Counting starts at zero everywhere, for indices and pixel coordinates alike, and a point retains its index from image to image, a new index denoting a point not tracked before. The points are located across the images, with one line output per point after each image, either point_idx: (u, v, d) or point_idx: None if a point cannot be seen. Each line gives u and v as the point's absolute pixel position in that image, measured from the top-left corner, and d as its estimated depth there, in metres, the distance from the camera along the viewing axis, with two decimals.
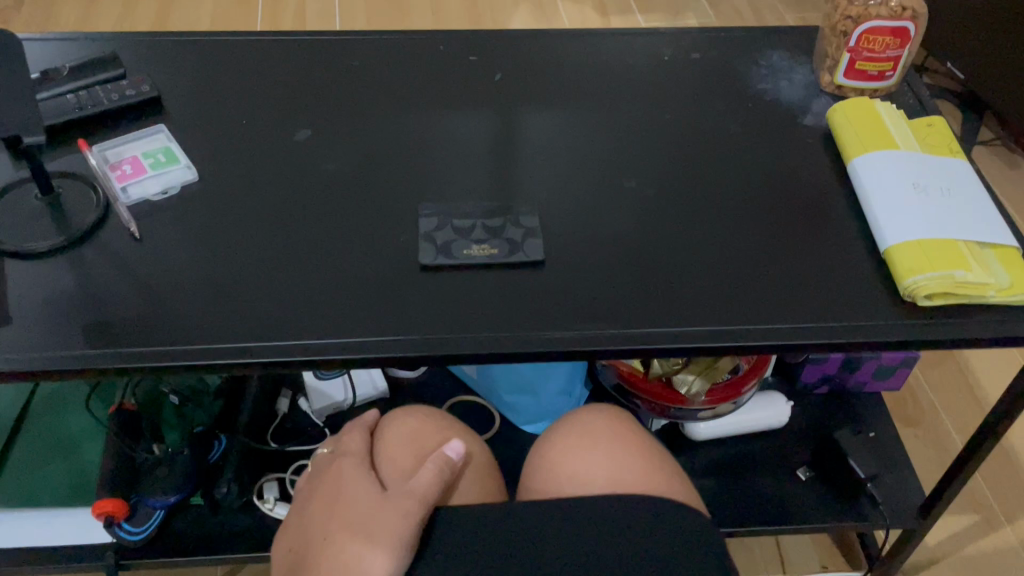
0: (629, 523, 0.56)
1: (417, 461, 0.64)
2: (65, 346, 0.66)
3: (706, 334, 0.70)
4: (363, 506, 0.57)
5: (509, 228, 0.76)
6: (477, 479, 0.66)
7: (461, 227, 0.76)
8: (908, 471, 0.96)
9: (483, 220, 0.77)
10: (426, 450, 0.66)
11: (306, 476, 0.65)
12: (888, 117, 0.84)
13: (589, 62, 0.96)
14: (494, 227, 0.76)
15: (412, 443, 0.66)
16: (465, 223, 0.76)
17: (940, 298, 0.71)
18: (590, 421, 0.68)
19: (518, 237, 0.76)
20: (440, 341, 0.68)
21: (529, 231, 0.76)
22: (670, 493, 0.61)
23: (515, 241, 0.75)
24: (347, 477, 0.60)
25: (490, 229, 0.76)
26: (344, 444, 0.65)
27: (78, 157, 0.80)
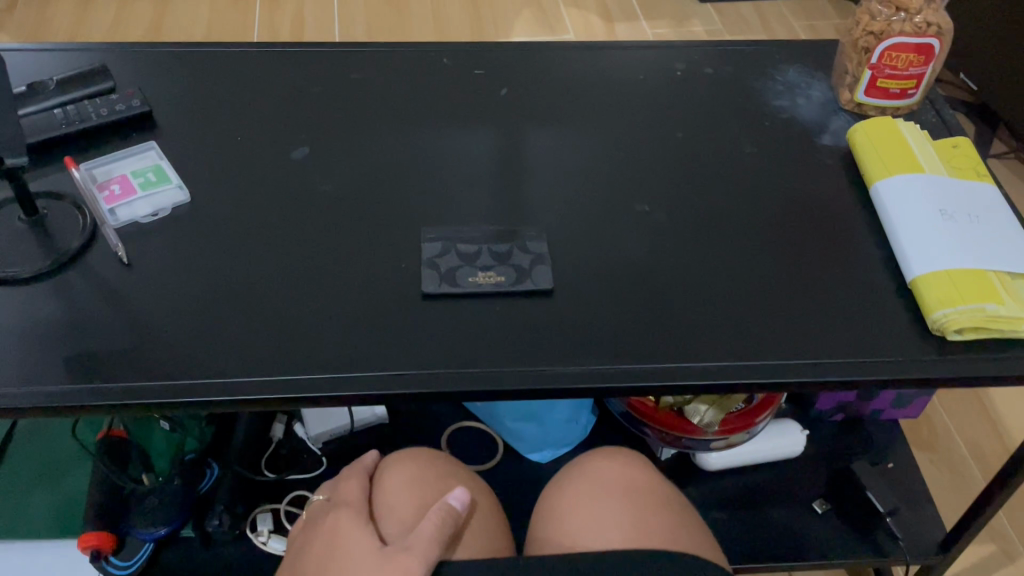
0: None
1: (418, 513, 0.61)
2: (46, 381, 0.63)
3: (724, 369, 0.66)
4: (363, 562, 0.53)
5: (516, 254, 0.73)
6: (483, 528, 0.63)
7: (466, 253, 0.72)
8: (927, 503, 0.92)
9: (489, 245, 0.73)
10: (428, 501, 0.63)
11: (302, 528, 0.62)
12: (912, 138, 0.80)
13: (599, 77, 0.92)
14: (501, 253, 0.73)
15: (412, 490, 0.64)
16: (470, 249, 0.73)
17: (971, 333, 0.67)
18: (605, 465, 0.65)
19: (527, 264, 0.72)
20: (444, 377, 0.65)
21: (537, 258, 0.73)
22: (689, 546, 0.57)
23: (523, 269, 0.72)
24: (346, 528, 0.57)
25: (497, 255, 0.72)
26: (341, 492, 0.63)
27: (63, 176, 0.76)
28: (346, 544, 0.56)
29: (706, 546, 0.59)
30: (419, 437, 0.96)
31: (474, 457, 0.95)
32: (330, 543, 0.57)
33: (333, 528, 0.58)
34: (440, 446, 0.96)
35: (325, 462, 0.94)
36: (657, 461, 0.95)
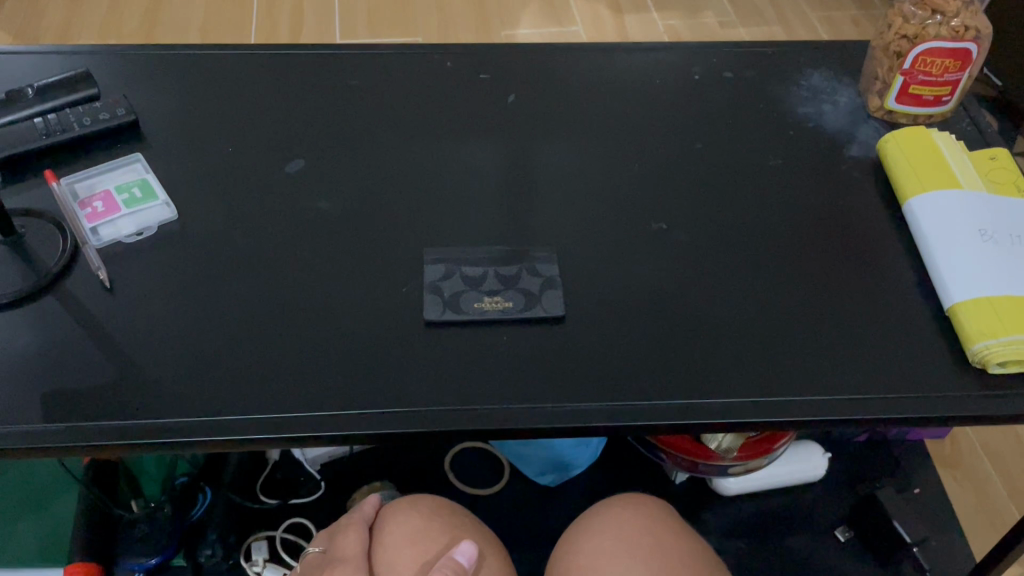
0: None
1: (419, 569, 0.58)
2: (21, 420, 0.58)
3: (749, 406, 0.62)
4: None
5: (524, 277, 0.68)
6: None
7: (472, 277, 0.68)
8: (955, 531, 0.88)
9: (496, 268, 0.69)
10: (431, 553, 0.59)
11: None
12: (946, 150, 0.75)
13: (612, 82, 0.87)
14: (508, 276, 0.68)
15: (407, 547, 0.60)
16: (476, 272, 0.68)
17: (1014, 366, 0.62)
18: (622, 516, 0.60)
19: (536, 289, 0.68)
20: (449, 415, 0.60)
21: (547, 281, 0.68)
22: None
23: (533, 294, 0.67)
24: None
25: (504, 279, 0.68)
26: (340, 546, 0.61)
27: (43, 192, 0.72)
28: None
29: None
30: (422, 459, 0.92)
31: (479, 479, 0.91)
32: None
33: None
34: (444, 467, 0.92)
35: (323, 485, 0.90)
36: (671, 486, 0.90)
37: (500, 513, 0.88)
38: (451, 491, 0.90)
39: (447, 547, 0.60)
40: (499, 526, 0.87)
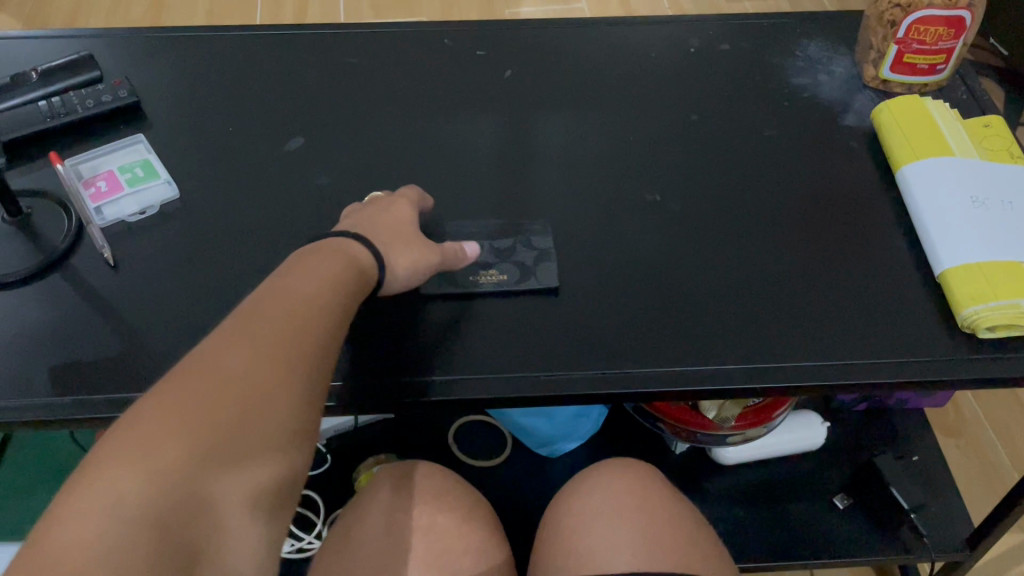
0: None
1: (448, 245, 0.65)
2: (31, 393, 0.60)
3: (740, 372, 0.63)
4: (278, 391, 0.43)
5: (519, 250, 0.70)
6: (481, 567, 0.64)
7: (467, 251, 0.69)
8: (955, 496, 0.89)
9: (492, 241, 0.70)
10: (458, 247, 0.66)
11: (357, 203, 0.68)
12: (940, 117, 0.75)
13: (609, 56, 0.87)
14: (503, 249, 0.69)
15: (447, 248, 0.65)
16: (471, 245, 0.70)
17: (1004, 330, 0.63)
18: (613, 481, 0.62)
19: (531, 261, 0.69)
20: (446, 384, 0.62)
21: (541, 253, 0.69)
22: (690, 566, 0.55)
23: (527, 265, 0.69)
24: (294, 324, 0.47)
25: (499, 252, 0.69)
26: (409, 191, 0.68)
27: (49, 173, 0.74)
28: (269, 335, 0.45)
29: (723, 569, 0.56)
30: (427, 431, 0.94)
31: (482, 451, 0.93)
32: (255, 311, 0.46)
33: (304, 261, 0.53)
34: (448, 439, 0.93)
35: (330, 458, 0.91)
36: (671, 455, 0.92)
37: (502, 483, 0.90)
38: (454, 462, 0.92)
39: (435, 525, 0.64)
40: (501, 495, 0.89)
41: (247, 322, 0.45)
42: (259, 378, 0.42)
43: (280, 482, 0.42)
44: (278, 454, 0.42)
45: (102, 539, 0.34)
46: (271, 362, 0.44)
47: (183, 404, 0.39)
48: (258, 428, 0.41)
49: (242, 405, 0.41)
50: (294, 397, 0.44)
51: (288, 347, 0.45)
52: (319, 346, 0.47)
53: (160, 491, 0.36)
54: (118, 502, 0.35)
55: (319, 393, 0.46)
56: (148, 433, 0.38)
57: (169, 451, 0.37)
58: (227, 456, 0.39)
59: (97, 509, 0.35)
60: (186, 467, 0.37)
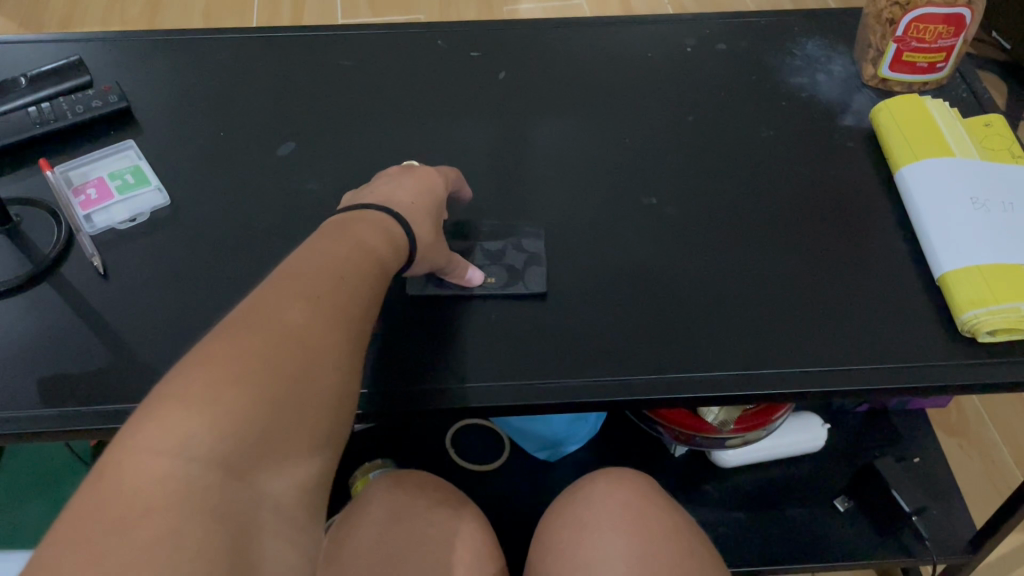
0: None
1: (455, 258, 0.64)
2: (19, 405, 0.60)
3: (737, 379, 0.62)
4: (323, 372, 0.44)
5: (508, 253, 0.69)
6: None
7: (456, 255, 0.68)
8: (957, 498, 0.88)
9: (481, 243, 0.69)
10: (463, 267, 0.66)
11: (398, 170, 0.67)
12: (939, 117, 0.74)
13: (604, 56, 0.86)
14: (492, 253, 0.69)
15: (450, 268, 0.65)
16: (460, 249, 0.69)
17: (1003, 334, 0.62)
18: (610, 490, 0.62)
19: (520, 266, 0.68)
20: (439, 393, 0.61)
21: (530, 257, 0.69)
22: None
23: (516, 270, 0.68)
24: (338, 308, 0.48)
25: (487, 256, 0.69)
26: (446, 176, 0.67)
27: (39, 181, 0.73)
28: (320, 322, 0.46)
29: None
30: (425, 436, 0.93)
31: (480, 456, 0.92)
32: (305, 284, 0.48)
33: (350, 241, 0.54)
34: (445, 444, 0.93)
35: None
36: (670, 459, 0.91)
37: (499, 487, 0.89)
38: (452, 467, 0.91)
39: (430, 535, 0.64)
40: (498, 500, 0.88)
41: (301, 301, 0.46)
42: (309, 363, 0.43)
43: (317, 471, 0.42)
44: (319, 440, 0.43)
45: (165, 487, 0.35)
46: (321, 350, 0.45)
47: (242, 364, 0.40)
48: (305, 410, 0.42)
49: (293, 378, 0.42)
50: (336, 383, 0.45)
51: (335, 332, 0.46)
52: (357, 334, 0.48)
53: (217, 449, 0.37)
54: (181, 453, 0.36)
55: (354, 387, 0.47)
56: (210, 391, 0.38)
57: (229, 411, 0.38)
58: (277, 430, 0.40)
59: (157, 457, 0.35)
60: (244, 433, 0.38)
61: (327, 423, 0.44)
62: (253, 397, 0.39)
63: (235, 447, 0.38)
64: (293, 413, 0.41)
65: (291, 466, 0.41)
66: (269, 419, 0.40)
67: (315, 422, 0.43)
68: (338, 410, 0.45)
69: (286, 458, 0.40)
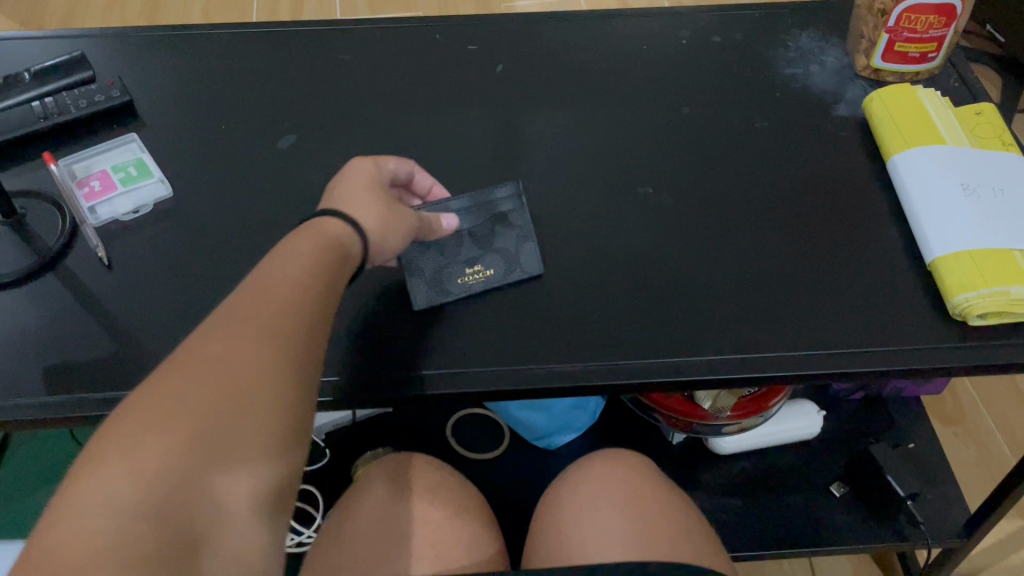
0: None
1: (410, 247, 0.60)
2: (26, 392, 0.61)
3: (731, 363, 0.63)
4: (265, 389, 0.42)
5: (499, 235, 0.69)
6: (476, 558, 0.64)
7: (448, 247, 0.68)
8: (952, 485, 0.89)
9: (468, 229, 0.69)
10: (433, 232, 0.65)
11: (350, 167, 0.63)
12: (931, 106, 0.75)
13: (600, 48, 0.87)
14: (481, 237, 0.69)
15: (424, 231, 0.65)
16: (451, 241, 0.68)
17: (993, 317, 0.64)
18: (606, 467, 0.63)
19: (512, 247, 0.69)
20: (440, 379, 0.63)
21: (519, 233, 0.70)
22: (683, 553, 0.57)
23: (510, 253, 0.69)
24: (284, 317, 0.46)
25: (479, 241, 0.69)
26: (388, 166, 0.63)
27: (43, 174, 0.74)
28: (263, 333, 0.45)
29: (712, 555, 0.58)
30: (425, 426, 0.94)
31: (480, 445, 0.93)
32: (247, 303, 0.46)
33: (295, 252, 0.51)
34: (445, 433, 0.94)
35: (328, 453, 0.92)
36: (668, 446, 0.92)
37: (500, 476, 0.90)
38: (453, 456, 0.92)
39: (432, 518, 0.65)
40: (499, 488, 0.89)
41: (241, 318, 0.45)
42: (251, 381, 0.42)
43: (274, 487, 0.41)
44: (267, 458, 0.41)
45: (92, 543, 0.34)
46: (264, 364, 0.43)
47: (170, 402, 0.39)
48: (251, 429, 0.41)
49: (231, 401, 0.41)
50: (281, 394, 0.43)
51: (279, 342, 0.45)
52: (307, 339, 0.47)
53: (145, 494, 0.36)
54: (108, 506, 0.35)
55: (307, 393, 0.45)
56: (136, 436, 0.38)
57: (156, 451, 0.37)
58: (217, 459, 0.39)
59: (82, 515, 0.35)
60: (177, 469, 0.38)
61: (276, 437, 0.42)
62: (181, 433, 0.38)
63: (169, 486, 0.37)
64: (230, 441, 0.40)
65: (234, 493, 0.39)
66: (207, 449, 0.39)
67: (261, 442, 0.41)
68: (291, 422, 0.43)
69: (230, 484, 0.39)
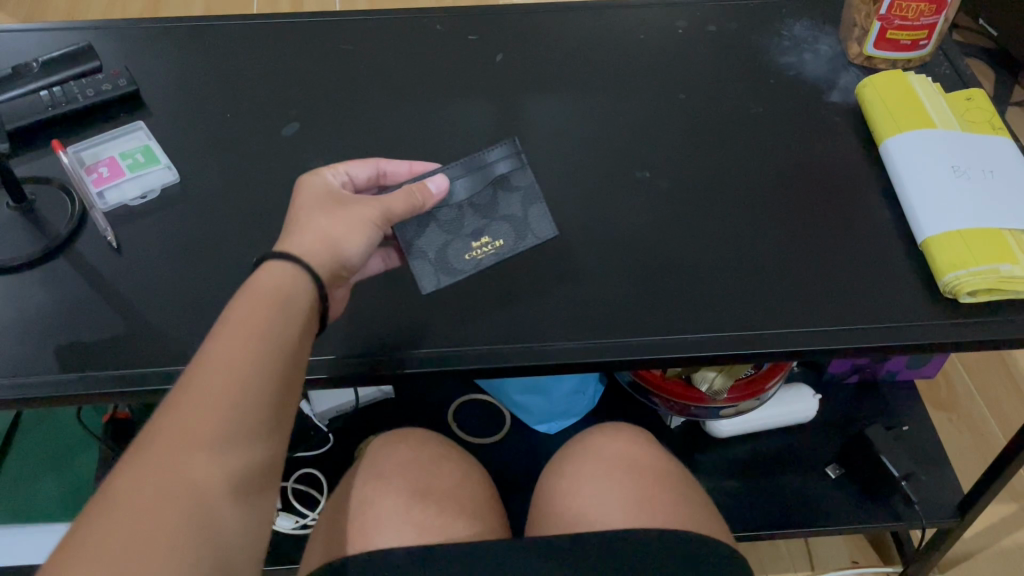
0: (633, 557, 0.57)
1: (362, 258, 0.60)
2: (38, 371, 0.62)
3: (727, 340, 0.64)
4: (244, 380, 0.46)
5: (501, 200, 0.70)
6: (479, 528, 0.66)
7: (448, 222, 0.68)
8: (946, 466, 0.91)
9: (469, 201, 0.69)
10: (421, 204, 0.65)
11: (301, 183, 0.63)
12: (922, 91, 0.77)
13: (597, 38, 0.89)
14: (484, 205, 0.69)
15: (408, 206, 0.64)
16: (452, 215, 0.69)
17: (983, 295, 0.65)
18: (599, 445, 0.69)
19: (520, 212, 0.70)
20: (443, 357, 0.64)
21: (523, 195, 0.70)
22: (675, 519, 0.62)
23: (518, 219, 0.70)
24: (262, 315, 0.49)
25: (483, 211, 0.69)
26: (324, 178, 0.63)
27: (53, 161, 0.76)
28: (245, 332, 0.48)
29: (705, 520, 0.63)
30: (428, 411, 0.96)
31: (481, 429, 0.95)
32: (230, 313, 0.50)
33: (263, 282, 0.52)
34: (447, 418, 0.95)
35: (332, 437, 0.93)
36: (666, 430, 0.94)
37: (501, 460, 0.92)
38: (454, 440, 0.94)
39: (434, 493, 0.67)
40: (500, 471, 0.91)
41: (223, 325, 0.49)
42: (228, 376, 0.46)
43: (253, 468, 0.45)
44: (240, 446, 0.45)
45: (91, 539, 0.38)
46: (245, 359, 0.47)
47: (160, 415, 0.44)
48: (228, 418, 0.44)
49: (211, 396, 0.44)
50: (228, 390, 0.45)
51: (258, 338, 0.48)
52: (286, 331, 0.50)
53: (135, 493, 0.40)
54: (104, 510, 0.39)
55: (253, 390, 0.46)
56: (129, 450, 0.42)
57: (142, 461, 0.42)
58: (198, 447, 0.43)
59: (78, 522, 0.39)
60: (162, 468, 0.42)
61: (197, 444, 0.43)
62: (166, 439, 0.43)
63: (155, 483, 0.41)
64: (203, 435, 0.43)
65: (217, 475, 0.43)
66: (188, 445, 0.43)
67: (187, 443, 0.43)
68: (270, 408, 0.47)
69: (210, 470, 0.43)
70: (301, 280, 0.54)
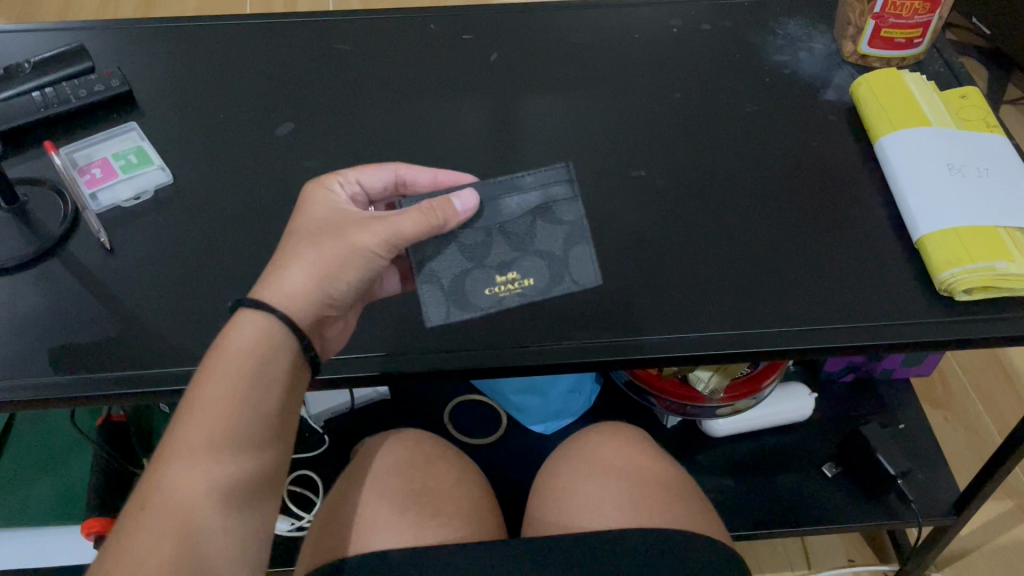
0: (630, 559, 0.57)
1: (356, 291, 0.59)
2: (32, 373, 0.62)
3: (723, 339, 0.64)
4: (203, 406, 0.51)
5: (540, 232, 0.62)
6: (473, 529, 0.66)
7: (471, 248, 0.62)
8: (941, 464, 0.91)
9: (502, 229, 0.62)
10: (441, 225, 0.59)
11: (304, 200, 0.61)
12: (917, 90, 0.77)
13: (592, 37, 0.89)
14: (519, 236, 0.62)
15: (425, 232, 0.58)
16: (477, 241, 0.62)
17: (979, 292, 0.65)
18: (594, 447, 0.69)
19: (559, 250, 0.62)
20: (439, 358, 0.64)
21: (567, 231, 0.63)
22: (670, 519, 0.61)
23: (556, 258, 0.62)
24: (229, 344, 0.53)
25: (515, 241, 0.62)
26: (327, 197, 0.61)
27: (46, 162, 0.75)
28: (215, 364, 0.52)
29: (700, 518, 0.63)
30: (424, 411, 0.96)
31: (478, 430, 0.94)
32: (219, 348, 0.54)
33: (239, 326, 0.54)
34: (443, 419, 0.95)
35: (327, 438, 0.93)
36: (662, 430, 0.94)
37: (497, 460, 0.92)
38: (451, 441, 0.93)
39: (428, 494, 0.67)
40: (496, 472, 0.90)
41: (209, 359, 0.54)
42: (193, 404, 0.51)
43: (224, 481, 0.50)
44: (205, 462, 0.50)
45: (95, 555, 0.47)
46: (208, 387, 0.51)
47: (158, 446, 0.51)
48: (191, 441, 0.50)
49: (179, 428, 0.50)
50: (190, 416, 0.50)
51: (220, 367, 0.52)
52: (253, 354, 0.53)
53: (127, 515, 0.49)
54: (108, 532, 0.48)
55: (213, 413, 0.50)
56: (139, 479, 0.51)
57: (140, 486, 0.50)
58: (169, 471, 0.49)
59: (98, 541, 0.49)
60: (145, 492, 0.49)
61: (163, 466, 0.49)
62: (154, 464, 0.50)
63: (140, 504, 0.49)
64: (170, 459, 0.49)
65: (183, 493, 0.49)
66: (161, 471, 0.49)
67: (159, 468, 0.49)
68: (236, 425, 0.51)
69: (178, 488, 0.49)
70: (270, 324, 0.54)
